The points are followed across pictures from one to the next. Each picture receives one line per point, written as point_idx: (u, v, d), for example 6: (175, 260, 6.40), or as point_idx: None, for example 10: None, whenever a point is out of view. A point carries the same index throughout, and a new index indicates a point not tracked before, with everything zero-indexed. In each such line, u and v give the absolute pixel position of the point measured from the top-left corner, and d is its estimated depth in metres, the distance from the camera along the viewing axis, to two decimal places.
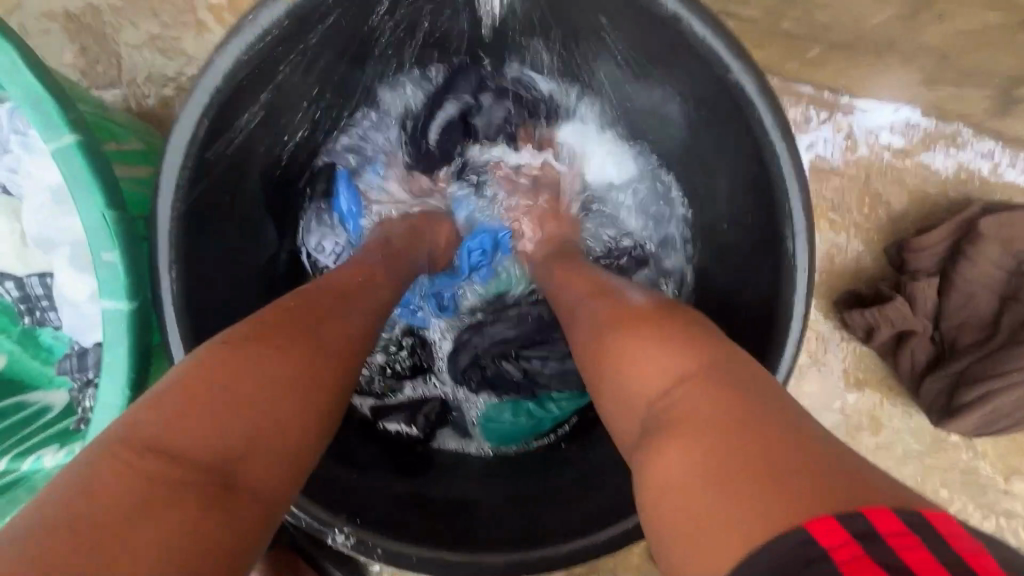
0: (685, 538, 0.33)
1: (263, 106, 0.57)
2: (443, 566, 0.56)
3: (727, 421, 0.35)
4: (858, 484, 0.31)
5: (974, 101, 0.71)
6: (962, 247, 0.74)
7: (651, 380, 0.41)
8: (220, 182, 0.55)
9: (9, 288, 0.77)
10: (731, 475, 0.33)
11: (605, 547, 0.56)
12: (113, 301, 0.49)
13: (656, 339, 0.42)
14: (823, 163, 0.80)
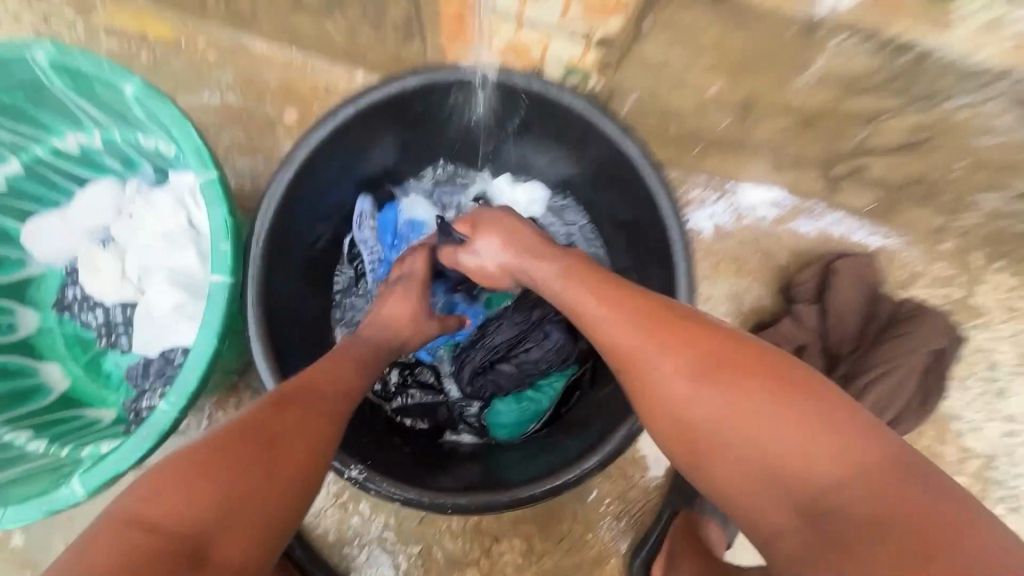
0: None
1: (332, 170, 0.85)
2: (435, 502, 0.70)
3: (855, 484, 0.45)
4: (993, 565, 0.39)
5: (812, 182, 1.03)
6: (827, 282, 1.00)
7: (771, 438, 0.49)
8: (296, 213, 0.81)
9: (97, 316, 0.99)
10: (861, 540, 0.42)
11: (565, 486, 0.71)
12: (220, 277, 0.72)
13: (774, 405, 0.50)
14: (723, 229, 1.09)
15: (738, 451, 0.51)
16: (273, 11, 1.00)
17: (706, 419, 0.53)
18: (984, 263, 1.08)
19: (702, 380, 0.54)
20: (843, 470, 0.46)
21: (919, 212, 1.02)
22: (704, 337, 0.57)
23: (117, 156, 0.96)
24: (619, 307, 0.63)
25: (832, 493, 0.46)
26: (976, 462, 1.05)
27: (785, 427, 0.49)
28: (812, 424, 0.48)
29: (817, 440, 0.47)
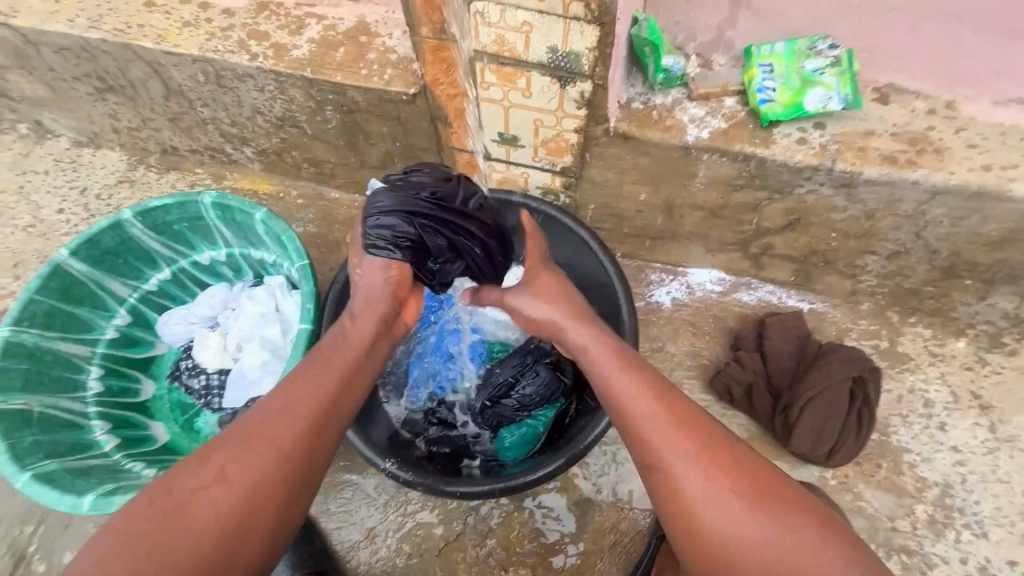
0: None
1: None
2: (449, 490, 0.95)
3: (768, 539, 0.71)
4: None
5: (740, 261, 1.34)
6: (762, 334, 1.25)
7: (723, 503, 0.74)
8: None
9: (198, 383, 1.30)
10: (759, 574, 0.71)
11: (545, 476, 0.95)
12: (305, 327, 1.06)
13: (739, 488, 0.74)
14: (678, 301, 1.39)
15: (745, 560, 0.71)
16: (347, 169, 1.48)
17: (738, 537, 0.72)
18: (900, 318, 1.32)
19: (698, 450, 0.76)
20: (835, 572, 0.68)
21: (829, 279, 1.31)
22: (736, 464, 0.76)
23: (232, 266, 1.36)
24: (670, 420, 0.78)
25: (758, 549, 0.71)
26: (934, 491, 1.17)
27: (765, 524, 0.72)
28: (785, 533, 0.71)
29: (839, 563, 0.69)
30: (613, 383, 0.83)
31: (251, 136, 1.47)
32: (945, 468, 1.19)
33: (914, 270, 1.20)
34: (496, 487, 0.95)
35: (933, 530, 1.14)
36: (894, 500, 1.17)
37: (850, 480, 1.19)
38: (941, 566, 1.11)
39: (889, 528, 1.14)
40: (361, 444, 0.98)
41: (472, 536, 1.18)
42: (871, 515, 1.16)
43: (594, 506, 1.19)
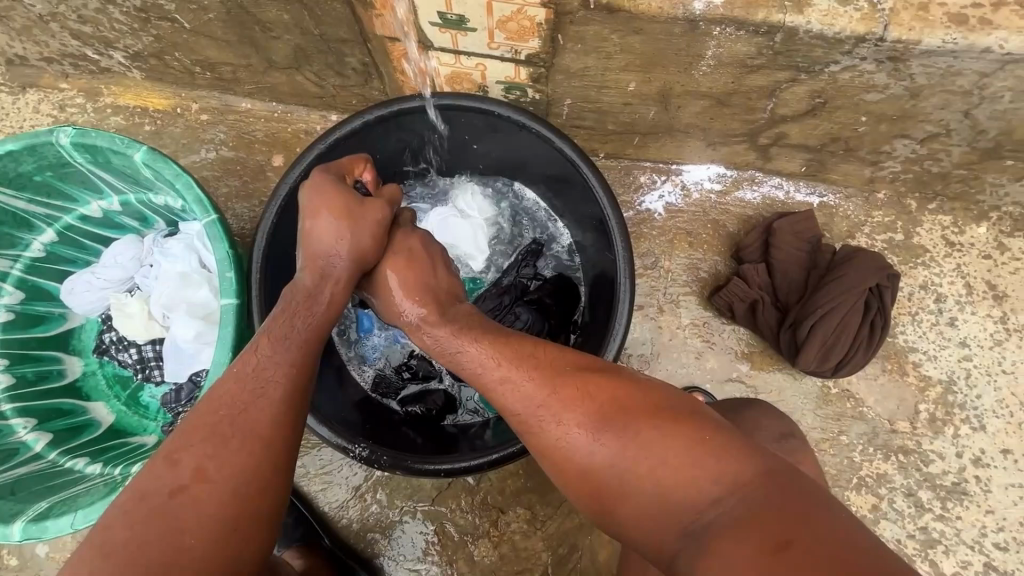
0: (615, 523, 0.61)
1: None
2: (432, 468, 0.83)
3: (630, 453, 0.59)
4: (705, 503, 0.54)
5: (745, 154, 1.14)
6: (769, 241, 1.10)
7: (571, 434, 0.63)
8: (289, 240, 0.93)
9: (131, 357, 1.12)
10: (641, 498, 0.58)
11: None
12: (228, 299, 0.84)
13: (581, 410, 0.63)
14: (672, 206, 1.20)
15: (609, 485, 0.60)
16: (252, 72, 1.15)
17: (590, 455, 0.61)
18: (918, 205, 1.17)
19: (532, 386, 0.66)
20: (707, 467, 0.56)
21: (846, 167, 1.12)
22: (577, 382, 0.65)
23: (133, 215, 1.11)
24: (499, 352, 0.70)
25: (627, 472, 0.59)
26: (937, 389, 1.13)
27: (612, 436, 0.61)
28: (633, 436, 0.60)
29: (702, 454, 0.57)
30: (455, 351, 0.74)
31: (112, 35, 1.11)
32: (951, 365, 1.14)
33: (949, 154, 1.02)
34: (484, 460, 0.83)
35: (932, 427, 1.12)
36: (896, 402, 1.13)
37: (853, 386, 1.13)
38: (937, 461, 1.10)
39: (889, 430, 1.12)
40: (319, 435, 0.83)
41: (466, 483, 1.12)
42: (873, 420, 1.12)
43: None
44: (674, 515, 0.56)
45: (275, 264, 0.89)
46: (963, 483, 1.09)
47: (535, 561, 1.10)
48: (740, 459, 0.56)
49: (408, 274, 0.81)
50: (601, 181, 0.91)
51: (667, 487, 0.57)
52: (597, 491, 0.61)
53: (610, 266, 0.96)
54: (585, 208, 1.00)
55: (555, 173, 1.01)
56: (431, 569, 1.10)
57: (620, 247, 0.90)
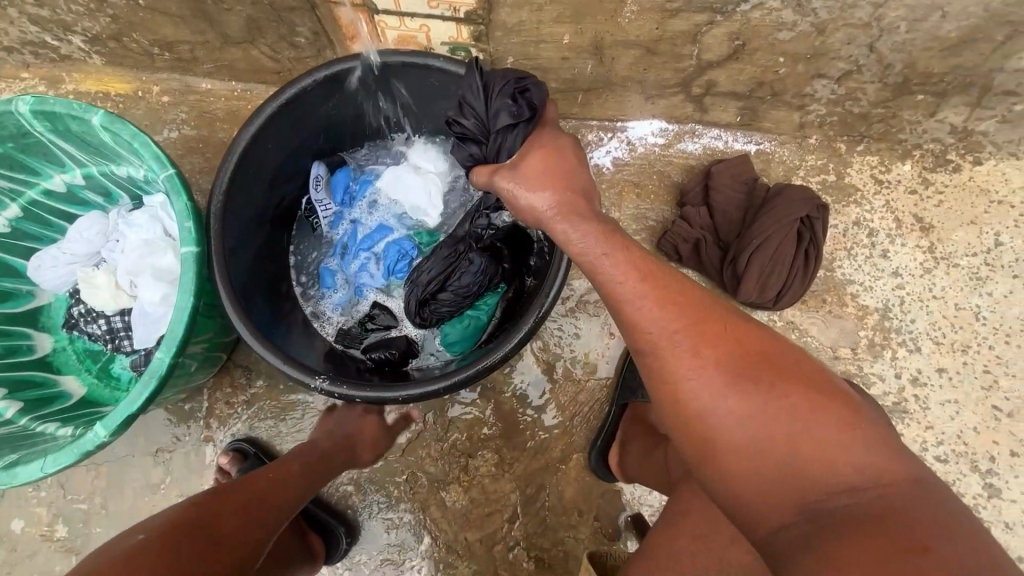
0: (716, 475, 0.63)
1: (264, 159, 0.99)
2: (392, 395, 0.88)
3: (775, 422, 0.60)
4: (837, 486, 0.57)
5: (683, 106, 1.21)
6: (708, 185, 1.17)
7: (713, 387, 0.63)
8: (245, 195, 0.97)
9: (100, 327, 1.15)
10: (767, 464, 0.60)
11: (499, 359, 0.89)
12: (188, 248, 0.88)
13: (728, 369, 0.63)
14: (619, 160, 1.27)
15: (733, 445, 0.61)
16: (210, 50, 1.20)
17: (725, 413, 0.62)
18: (848, 148, 1.25)
19: (682, 337, 0.66)
20: (854, 456, 0.58)
21: (776, 113, 1.20)
22: (728, 342, 0.65)
23: (97, 189, 1.15)
24: (653, 292, 0.68)
25: (763, 437, 0.60)
26: (874, 317, 1.20)
27: (759, 402, 0.61)
28: (782, 405, 0.61)
29: (848, 437, 0.59)
30: (595, 258, 0.70)
31: (70, 18, 1.15)
32: (886, 293, 1.21)
33: (865, 92, 1.10)
34: (435, 386, 0.88)
35: (872, 352, 1.18)
36: (837, 331, 1.20)
37: (797, 319, 1.20)
38: (877, 383, 1.17)
39: (831, 356, 1.19)
40: (280, 369, 0.86)
41: (434, 432, 1.16)
42: (816, 348, 1.19)
43: (551, 384, 1.17)
44: (796, 487, 0.59)
45: (233, 218, 0.94)
46: (903, 402, 1.16)
47: (504, 502, 1.14)
48: (880, 450, 0.59)
49: (551, 167, 0.76)
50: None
51: (808, 464, 0.59)
52: (715, 450, 0.62)
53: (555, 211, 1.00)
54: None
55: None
56: (405, 517, 1.14)
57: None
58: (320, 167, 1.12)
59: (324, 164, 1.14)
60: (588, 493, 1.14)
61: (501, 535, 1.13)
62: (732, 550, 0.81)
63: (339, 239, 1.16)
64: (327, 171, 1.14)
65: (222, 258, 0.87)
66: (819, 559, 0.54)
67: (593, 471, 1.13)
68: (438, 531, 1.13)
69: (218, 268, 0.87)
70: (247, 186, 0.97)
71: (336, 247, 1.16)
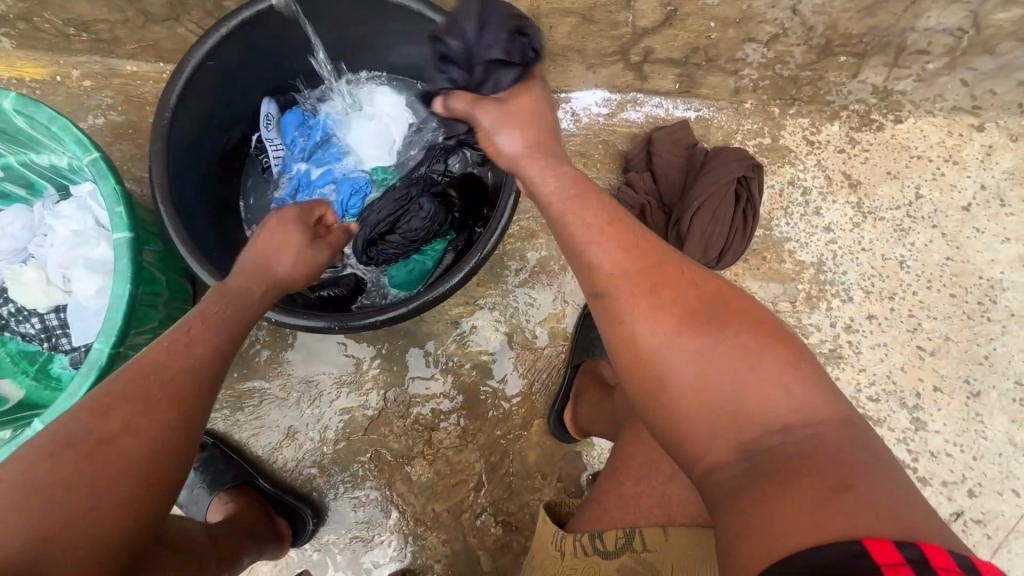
0: (660, 417, 0.65)
1: (197, 112, 0.99)
2: (335, 324, 0.90)
3: (717, 366, 0.63)
4: (773, 425, 0.60)
5: (623, 74, 1.23)
6: (650, 151, 1.20)
7: (660, 330, 0.65)
8: (180, 157, 0.96)
9: (34, 326, 1.09)
10: (709, 403, 0.62)
11: (440, 294, 0.91)
12: (120, 233, 0.84)
13: (677, 317, 0.65)
14: (565, 131, 1.28)
15: (679, 383, 0.63)
16: (131, 29, 1.14)
17: (670, 354, 0.64)
18: (781, 111, 1.31)
19: (633, 280, 0.68)
20: (791, 398, 0.61)
21: (713, 79, 1.23)
22: (681, 288, 0.68)
23: (18, 181, 1.08)
24: (610, 241, 0.70)
25: (705, 380, 0.62)
26: (810, 271, 1.27)
27: (702, 346, 0.63)
28: (724, 350, 0.63)
29: (789, 383, 0.61)
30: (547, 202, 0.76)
31: None
32: (820, 248, 1.28)
33: (792, 55, 1.15)
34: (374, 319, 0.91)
35: (809, 303, 1.26)
36: (777, 286, 1.26)
37: (740, 277, 1.26)
38: (815, 332, 1.25)
39: (773, 310, 1.25)
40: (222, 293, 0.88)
41: (396, 408, 1.17)
42: (758, 304, 1.25)
43: (509, 354, 1.20)
44: (737, 425, 0.61)
45: (178, 190, 0.94)
46: (839, 348, 1.24)
47: (469, 471, 1.16)
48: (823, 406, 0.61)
49: (527, 110, 0.82)
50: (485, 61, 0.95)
51: (747, 405, 0.61)
52: (658, 389, 0.65)
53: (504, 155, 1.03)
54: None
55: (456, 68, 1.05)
56: (371, 494, 1.14)
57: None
58: (269, 104, 1.13)
59: (274, 101, 1.15)
60: (550, 456, 1.17)
61: (468, 504, 1.15)
62: (671, 485, 0.85)
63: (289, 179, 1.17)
64: (277, 110, 1.15)
65: (176, 223, 0.88)
66: (745, 501, 0.57)
67: (555, 436, 1.17)
68: (406, 504, 1.14)
69: (172, 235, 0.88)
70: (182, 155, 0.97)
71: (285, 186, 1.16)
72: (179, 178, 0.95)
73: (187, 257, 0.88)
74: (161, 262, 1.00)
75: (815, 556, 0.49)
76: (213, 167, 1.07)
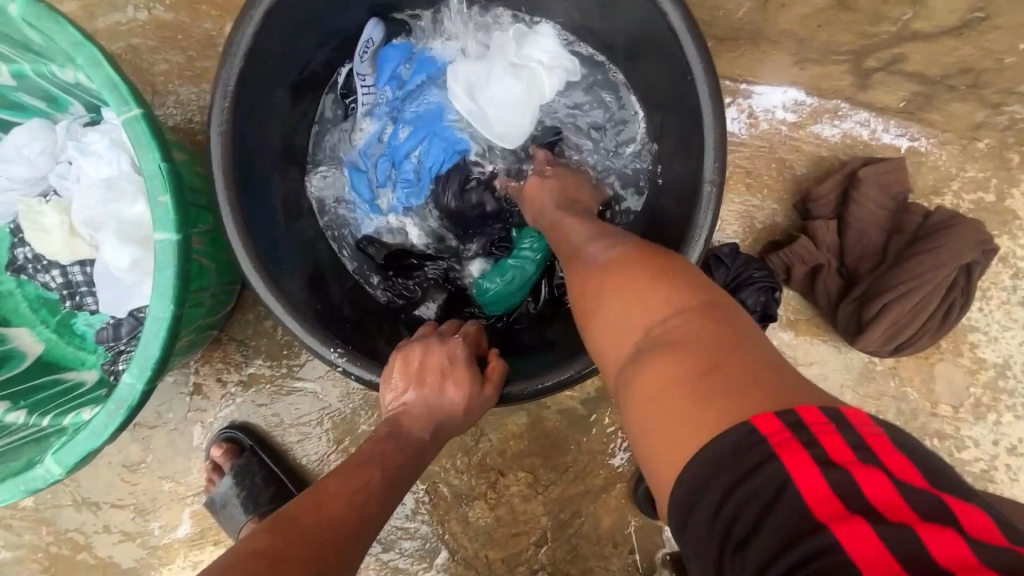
0: (596, 335, 0.55)
1: (274, 52, 0.71)
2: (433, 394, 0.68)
3: (636, 272, 0.54)
4: (665, 329, 0.49)
5: (840, 78, 0.90)
6: (849, 193, 0.91)
7: (580, 242, 0.64)
8: (250, 119, 0.70)
9: (55, 276, 0.90)
10: (625, 308, 0.52)
11: (575, 377, 0.68)
12: (164, 233, 0.62)
13: (592, 244, 0.61)
14: (734, 138, 0.96)
15: (601, 291, 0.55)
16: None
17: (601, 264, 0.57)
18: (1022, 161, 0.97)
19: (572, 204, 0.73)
20: (670, 308, 0.49)
21: (958, 107, 0.90)
22: (603, 236, 0.62)
23: (37, 93, 0.84)
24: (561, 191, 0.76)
25: (615, 282, 0.55)
26: (989, 373, 1.02)
27: (617, 266, 0.56)
28: (638, 267, 0.54)
29: (649, 293, 0.51)
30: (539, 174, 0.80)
31: None
32: (1011, 347, 1.02)
33: None
34: (482, 387, 0.70)
35: (975, 413, 1.02)
36: (943, 384, 1.02)
37: (901, 364, 1.02)
38: (971, 447, 1.02)
39: (929, 412, 1.02)
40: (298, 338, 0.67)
41: (462, 441, 1.00)
42: (914, 401, 1.02)
43: (603, 404, 1.01)
44: (669, 292, 0.51)
45: (245, 169, 0.69)
46: (992, 471, 1.02)
47: (534, 525, 1.02)
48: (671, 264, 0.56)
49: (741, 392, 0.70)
50: (708, 65, 0.64)
51: (645, 311, 0.51)
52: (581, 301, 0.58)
53: (687, 182, 0.73)
54: (679, 101, 0.72)
55: (640, 48, 0.74)
56: (421, 528, 1.01)
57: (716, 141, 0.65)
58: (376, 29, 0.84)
59: (382, 26, 0.86)
60: (625, 526, 1.02)
61: (525, 558, 1.02)
62: None
63: (376, 134, 0.89)
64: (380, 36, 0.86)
65: (238, 226, 0.65)
66: (649, 382, 0.46)
67: (639, 508, 1.01)
68: (458, 546, 1.01)
69: (232, 241, 0.65)
70: (253, 113, 0.71)
71: (370, 142, 0.89)
72: (248, 149, 0.70)
73: (251, 275, 0.66)
74: (210, 245, 0.78)
75: (702, 459, 0.40)
76: (290, 122, 0.81)
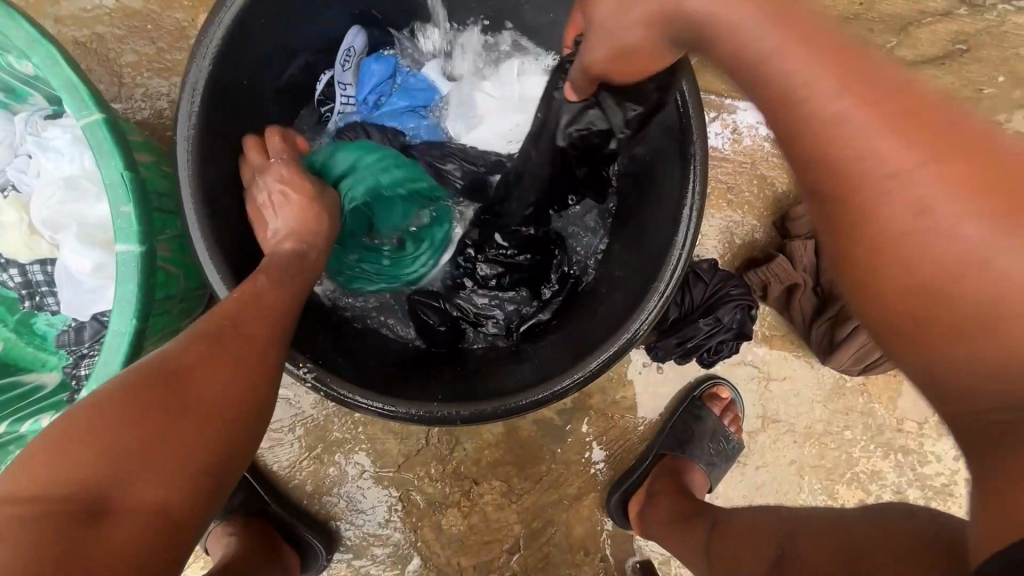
0: (873, 268, 0.41)
1: (248, 53, 0.68)
2: (404, 412, 0.67)
3: (942, 192, 0.37)
4: (979, 268, 0.38)
5: None
6: None
7: (849, 120, 0.40)
8: (220, 121, 0.67)
9: (13, 274, 0.86)
10: (915, 259, 0.39)
11: (551, 397, 0.67)
12: (126, 244, 0.59)
13: (882, 123, 0.39)
14: (716, 153, 0.96)
15: (885, 218, 0.40)
16: None
17: (897, 169, 0.39)
18: None
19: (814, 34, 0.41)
20: (966, 229, 0.37)
21: None
22: (929, 94, 0.39)
23: None
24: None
25: (913, 210, 0.39)
26: None
27: (906, 159, 0.38)
28: (919, 167, 0.38)
29: (951, 208, 0.37)
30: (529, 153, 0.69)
31: None
32: None
33: None
34: (458, 410, 0.67)
35: (938, 429, 1.05)
36: (909, 401, 1.05)
37: (870, 381, 1.04)
38: (932, 463, 1.05)
39: (895, 428, 1.05)
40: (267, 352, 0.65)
41: (437, 449, 1.00)
42: (881, 418, 1.04)
43: (579, 414, 1.01)
44: (1012, 229, 0.37)
45: (214, 178, 0.66)
46: (952, 485, 1.05)
47: (506, 533, 1.02)
48: (874, 67, 0.40)
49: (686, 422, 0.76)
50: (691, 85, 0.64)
51: (940, 255, 0.38)
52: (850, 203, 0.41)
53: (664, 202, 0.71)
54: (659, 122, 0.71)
55: None
56: (393, 535, 1.01)
57: (694, 175, 0.66)
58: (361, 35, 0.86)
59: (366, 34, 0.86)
60: (597, 534, 1.03)
61: (498, 565, 1.02)
62: None
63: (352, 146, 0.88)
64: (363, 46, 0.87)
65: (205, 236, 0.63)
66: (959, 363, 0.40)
67: (610, 517, 1.02)
68: (430, 553, 1.01)
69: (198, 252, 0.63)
70: (224, 115, 0.68)
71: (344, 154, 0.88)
72: (218, 153, 0.68)
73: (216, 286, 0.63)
74: (178, 251, 0.75)
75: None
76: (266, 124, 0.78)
